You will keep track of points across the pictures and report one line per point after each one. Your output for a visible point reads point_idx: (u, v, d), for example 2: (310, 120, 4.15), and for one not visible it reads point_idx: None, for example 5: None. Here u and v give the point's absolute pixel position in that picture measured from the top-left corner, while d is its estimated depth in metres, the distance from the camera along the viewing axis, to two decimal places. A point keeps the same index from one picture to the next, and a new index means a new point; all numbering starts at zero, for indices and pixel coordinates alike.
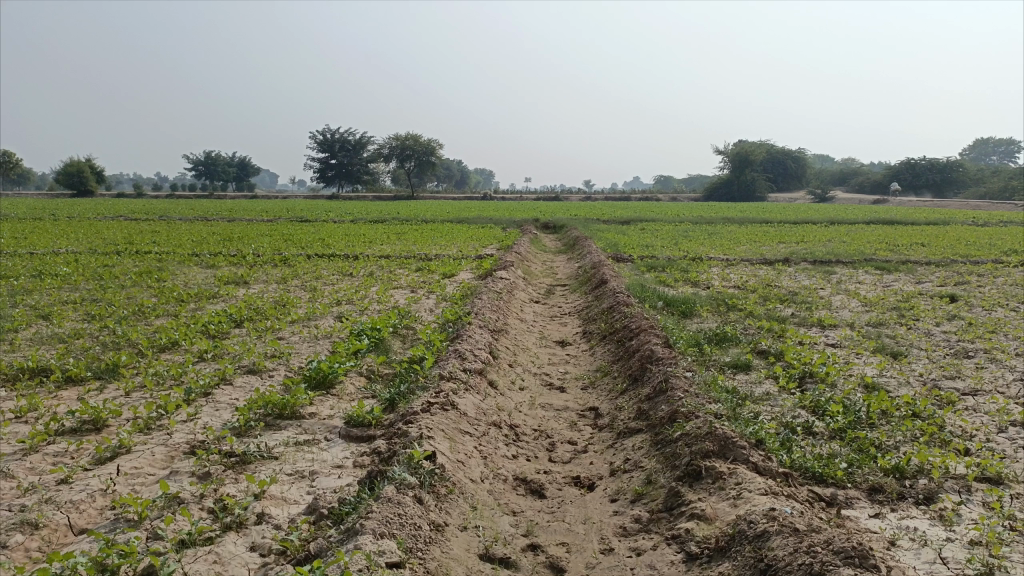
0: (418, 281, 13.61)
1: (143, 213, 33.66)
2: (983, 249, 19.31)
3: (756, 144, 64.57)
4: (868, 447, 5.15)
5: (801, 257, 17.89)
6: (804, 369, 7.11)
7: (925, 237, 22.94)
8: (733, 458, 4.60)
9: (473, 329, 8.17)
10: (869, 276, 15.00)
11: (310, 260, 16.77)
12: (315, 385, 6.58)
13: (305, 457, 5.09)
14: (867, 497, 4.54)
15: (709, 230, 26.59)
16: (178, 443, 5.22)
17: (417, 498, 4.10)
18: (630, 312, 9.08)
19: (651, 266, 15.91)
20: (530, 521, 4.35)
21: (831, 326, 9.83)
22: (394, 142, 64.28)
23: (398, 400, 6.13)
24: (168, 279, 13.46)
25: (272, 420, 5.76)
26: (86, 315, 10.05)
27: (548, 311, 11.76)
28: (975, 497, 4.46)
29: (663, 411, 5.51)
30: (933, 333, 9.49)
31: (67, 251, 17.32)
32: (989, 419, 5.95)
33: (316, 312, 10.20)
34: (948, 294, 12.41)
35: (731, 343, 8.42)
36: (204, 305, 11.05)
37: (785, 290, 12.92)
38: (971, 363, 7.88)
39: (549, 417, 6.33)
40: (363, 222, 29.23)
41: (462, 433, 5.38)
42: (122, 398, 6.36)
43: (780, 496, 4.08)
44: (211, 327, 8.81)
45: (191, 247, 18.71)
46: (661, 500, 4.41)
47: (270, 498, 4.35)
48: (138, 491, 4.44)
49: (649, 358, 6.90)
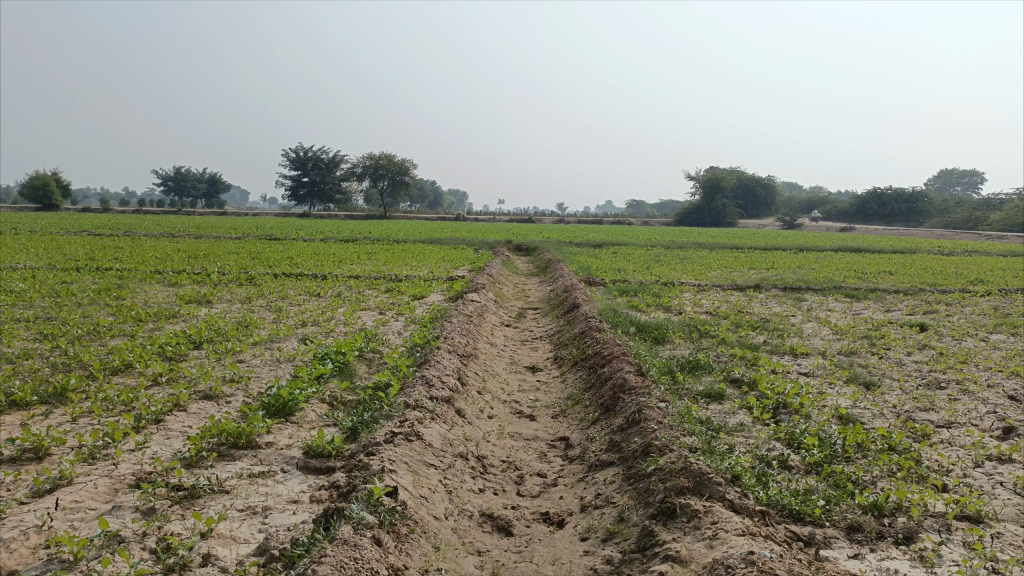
0: (387, 302, 13.34)
1: (109, 228, 33.27)
2: (949, 278, 19.54)
3: (727, 170, 65.30)
4: (846, 483, 5.00)
5: (771, 283, 17.93)
6: (778, 400, 6.98)
7: (893, 265, 23.18)
8: (709, 495, 4.40)
9: (441, 354, 7.93)
10: (838, 304, 15.02)
11: (278, 279, 16.44)
12: (274, 413, 6.29)
13: (258, 491, 4.82)
14: (846, 536, 4.37)
15: (681, 254, 26.65)
16: (123, 475, 4.91)
17: (375, 539, 3.85)
18: (603, 337, 8.93)
19: (623, 291, 15.82)
20: (496, 562, 4.11)
21: (803, 354, 9.74)
22: (367, 161, 63.95)
23: (360, 429, 5.88)
24: (128, 298, 13.06)
25: (226, 450, 5.47)
26: (38, 334, 9.66)
27: (519, 335, 11.59)
28: (956, 537, 4.32)
29: (636, 444, 5.32)
30: (905, 363, 9.45)
31: (24, 268, 16.80)
32: (965, 452, 5.84)
33: (279, 334, 9.90)
34: (918, 323, 12.45)
35: (705, 370, 8.28)
36: (163, 325, 10.71)
37: (757, 317, 12.89)
38: (943, 393, 7.82)
39: (518, 448, 6.12)
40: (333, 241, 28.93)
41: (427, 465, 5.13)
42: (69, 425, 6.01)
43: (758, 537, 3.89)
44: (168, 349, 8.49)
45: (155, 264, 18.28)
46: (634, 540, 4.20)
47: (218, 538, 4.07)
48: (77, 529, 4.12)
49: (621, 387, 6.72)
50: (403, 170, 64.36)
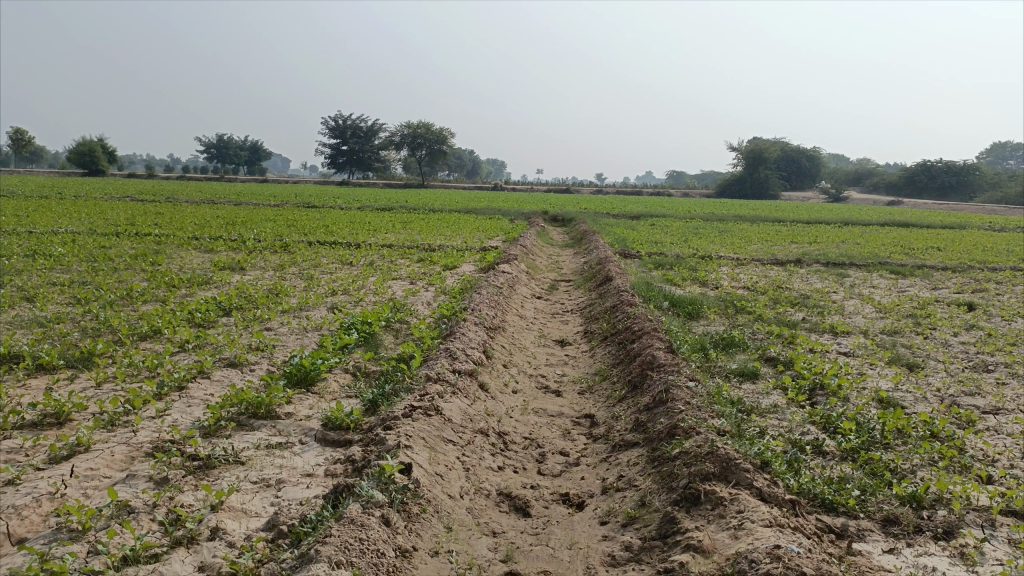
0: (418, 272, 13.22)
1: (152, 194, 33.76)
2: (1001, 255, 18.85)
3: (771, 141, 63.81)
4: (882, 472, 4.76)
5: (813, 258, 17.43)
6: (815, 380, 6.73)
7: (941, 241, 22.42)
8: (736, 482, 4.20)
9: (467, 326, 7.78)
10: (883, 281, 14.54)
11: (311, 247, 16.43)
12: (295, 382, 6.21)
13: (273, 463, 4.73)
14: (881, 529, 4.14)
15: (721, 227, 26.11)
16: (141, 443, 4.85)
17: (384, 519, 3.73)
18: (634, 312, 8.71)
19: (658, 264, 15.50)
20: (510, 545, 3.98)
21: (844, 333, 9.41)
22: (406, 130, 63.85)
23: (380, 402, 5.77)
24: (164, 263, 13.12)
25: (245, 419, 5.40)
26: (72, 298, 9.73)
27: (550, 308, 11.40)
28: (1000, 534, 4.06)
29: (662, 425, 5.13)
30: (950, 344, 9.07)
31: (66, 232, 17.02)
32: (1012, 441, 5.55)
33: (309, 302, 9.86)
34: (966, 302, 11.97)
35: (739, 348, 8.03)
36: (194, 291, 10.70)
37: (797, 293, 12.52)
38: (991, 377, 7.47)
39: (541, 424, 5.97)
40: (370, 209, 28.94)
41: (445, 441, 5.00)
42: (92, 391, 5.99)
43: (786, 529, 3.69)
44: (197, 315, 8.47)
45: (192, 230, 18.42)
46: (655, 526, 4.02)
47: (228, 510, 3.99)
48: (89, 498, 4.06)
49: (650, 365, 6.51)
50: (442, 138, 64.05)
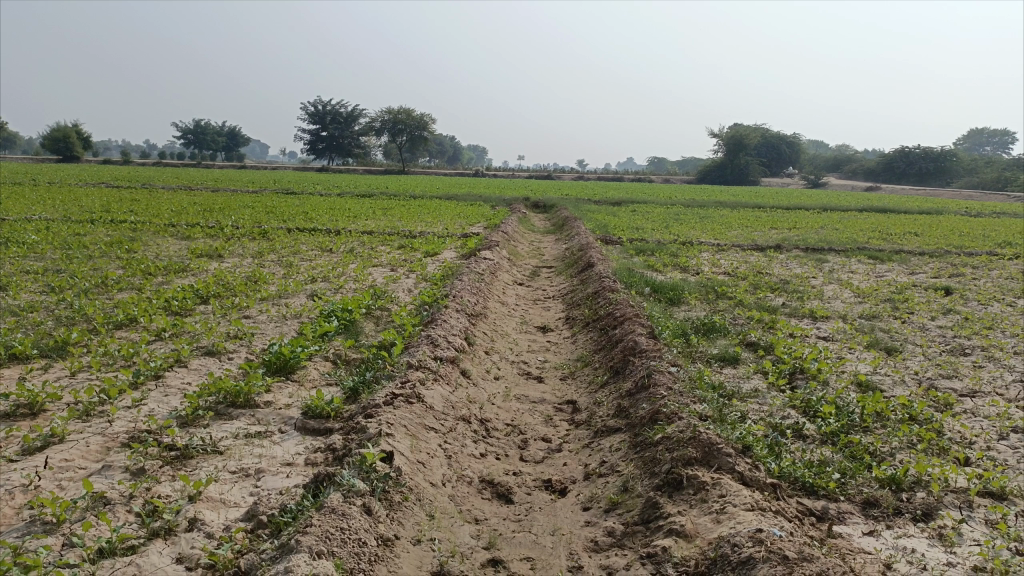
0: (399, 259, 13.13)
1: (128, 180, 33.29)
2: (976, 240, 19.07)
3: (751, 127, 63.99)
4: (862, 455, 4.79)
5: (792, 244, 17.53)
6: (795, 365, 6.76)
7: (918, 226, 22.63)
8: (718, 467, 4.21)
9: (449, 313, 7.74)
10: (861, 266, 14.65)
11: (290, 234, 16.27)
12: (275, 370, 6.15)
13: (252, 452, 4.68)
14: (861, 511, 4.17)
15: (702, 213, 26.17)
16: (117, 433, 4.78)
17: (365, 508, 3.70)
18: (616, 298, 8.70)
19: (639, 250, 15.51)
20: (493, 532, 3.97)
21: (823, 318, 9.47)
22: (386, 116, 63.38)
23: (361, 390, 5.73)
24: (140, 251, 12.92)
25: (223, 409, 5.33)
26: (45, 286, 9.55)
27: (532, 294, 11.38)
28: (978, 515, 4.11)
29: (644, 410, 5.12)
30: (928, 328, 9.17)
31: (39, 219, 16.71)
32: (989, 424, 5.61)
33: (288, 290, 9.76)
34: (942, 287, 12.10)
35: (720, 333, 8.06)
36: (171, 279, 10.55)
37: (776, 278, 12.58)
38: (967, 361, 7.56)
39: (524, 411, 5.95)
40: (350, 196, 28.71)
41: (426, 428, 4.97)
42: (67, 381, 5.88)
43: (768, 513, 3.69)
44: (174, 303, 8.36)
45: (169, 217, 18.18)
46: (638, 511, 4.02)
47: (207, 501, 3.95)
48: (63, 489, 3.99)
49: (632, 350, 6.51)
50: (422, 124, 63.62)
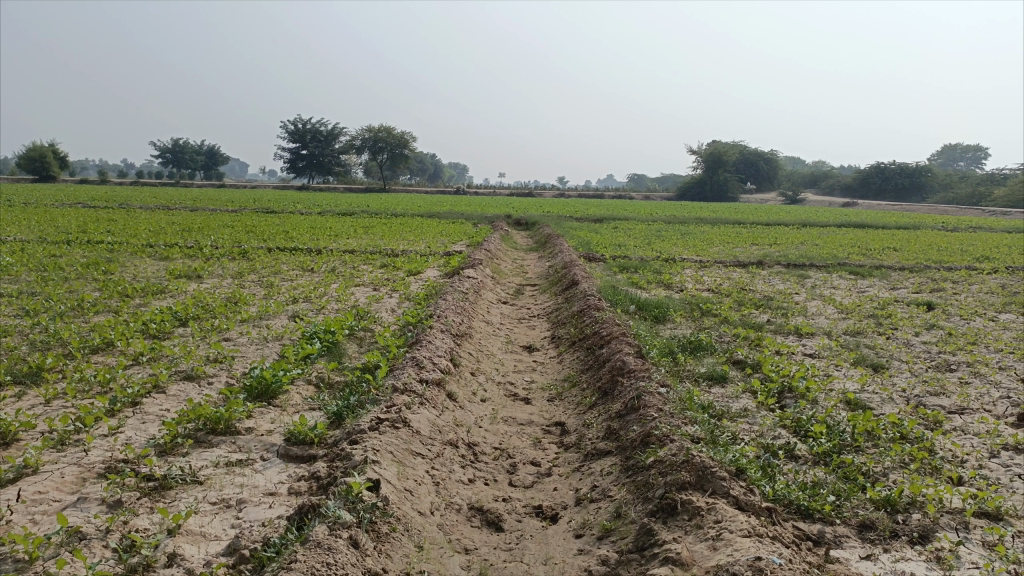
0: (382, 279, 13.01)
1: (104, 200, 32.94)
2: (954, 255, 19.25)
3: (729, 144, 64.60)
4: (856, 476, 4.73)
5: (774, 260, 17.59)
6: (783, 383, 6.71)
7: (896, 242, 22.83)
8: (712, 491, 4.13)
9: (434, 334, 7.62)
10: (843, 281, 14.71)
11: (271, 253, 16.10)
12: (256, 396, 6.00)
13: (234, 482, 4.54)
14: (858, 535, 4.10)
15: (682, 229, 26.25)
16: (92, 463, 4.62)
17: (352, 540, 3.58)
18: (602, 316, 8.64)
19: (623, 267, 15.49)
20: (483, 562, 3.85)
21: (808, 335, 9.45)
22: (366, 134, 63.32)
23: (345, 415, 5.60)
24: (117, 272, 12.72)
25: (203, 436, 5.18)
26: (20, 310, 9.34)
27: (516, 313, 11.29)
28: (975, 536, 4.05)
29: (635, 432, 5.04)
30: (912, 343, 9.17)
31: (14, 240, 16.43)
32: (980, 441, 5.58)
33: (269, 311, 9.61)
34: (924, 302, 12.15)
35: (706, 351, 8.01)
36: (150, 301, 10.36)
37: (760, 295, 12.59)
38: (953, 377, 7.55)
39: (512, 434, 5.85)
40: (330, 214, 28.58)
41: (413, 454, 4.86)
42: (41, 409, 5.71)
43: (765, 539, 3.61)
44: (152, 327, 8.18)
45: (147, 237, 17.95)
46: (632, 538, 3.93)
47: (186, 534, 3.80)
48: (36, 524, 3.84)
49: (620, 370, 6.43)
50: (402, 143, 63.60)
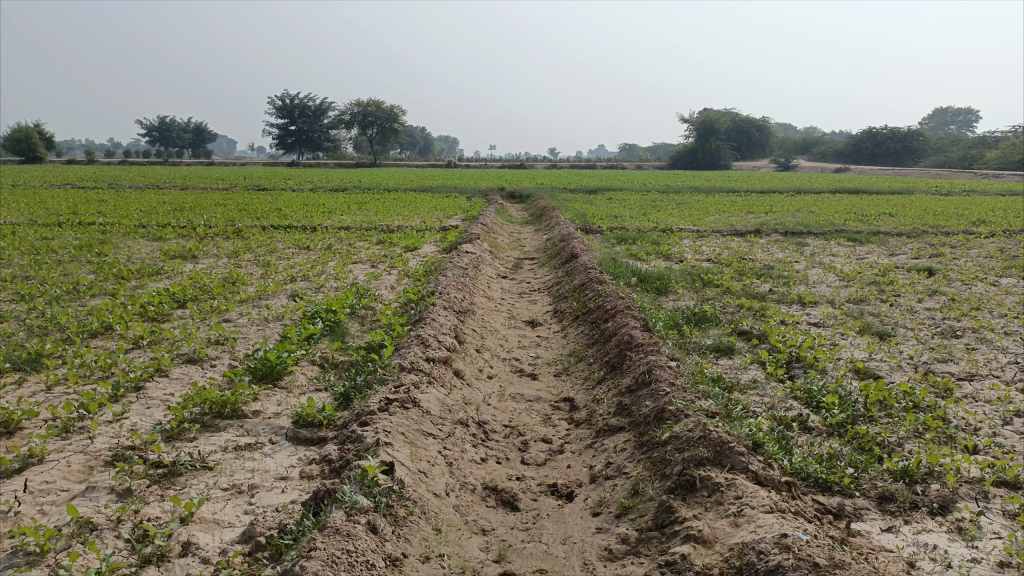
0: (379, 255, 12.89)
1: (92, 179, 32.59)
2: (951, 219, 19.20)
3: (720, 112, 64.16)
4: (871, 447, 4.70)
5: (771, 228, 17.52)
6: (792, 353, 6.65)
7: (892, 207, 22.75)
8: (731, 467, 4.08)
9: (437, 311, 7.54)
10: (842, 248, 14.64)
11: (266, 231, 15.96)
12: (261, 377, 5.91)
13: (244, 467, 4.47)
14: (877, 507, 4.07)
15: (678, 199, 26.10)
16: (99, 451, 4.54)
17: (370, 526, 3.53)
18: (604, 290, 8.54)
19: (621, 239, 15.39)
20: (502, 543, 3.81)
21: (812, 304, 9.39)
22: (355, 108, 62.58)
23: (353, 396, 5.54)
24: (110, 254, 12.54)
25: (209, 420, 5.10)
26: (14, 295, 9.19)
27: (516, 287, 11.18)
28: (995, 506, 4.02)
29: (648, 408, 4.99)
30: (916, 310, 9.12)
31: (3, 223, 16.21)
32: (991, 409, 5.55)
33: (268, 291, 9.48)
34: (925, 267, 12.11)
35: (712, 323, 7.94)
36: (145, 283, 10.21)
37: (760, 264, 12.51)
38: (960, 343, 7.50)
39: (521, 411, 5.80)
40: (322, 190, 28.38)
41: (425, 435, 4.80)
42: (42, 396, 5.61)
43: (787, 514, 3.57)
44: (150, 309, 8.07)
45: (139, 217, 17.73)
46: (651, 516, 3.88)
47: (200, 522, 3.74)
48: (46, 515, 3.76)
49: (628, 344, 6.37)
50: (392, 116, 62.96)
